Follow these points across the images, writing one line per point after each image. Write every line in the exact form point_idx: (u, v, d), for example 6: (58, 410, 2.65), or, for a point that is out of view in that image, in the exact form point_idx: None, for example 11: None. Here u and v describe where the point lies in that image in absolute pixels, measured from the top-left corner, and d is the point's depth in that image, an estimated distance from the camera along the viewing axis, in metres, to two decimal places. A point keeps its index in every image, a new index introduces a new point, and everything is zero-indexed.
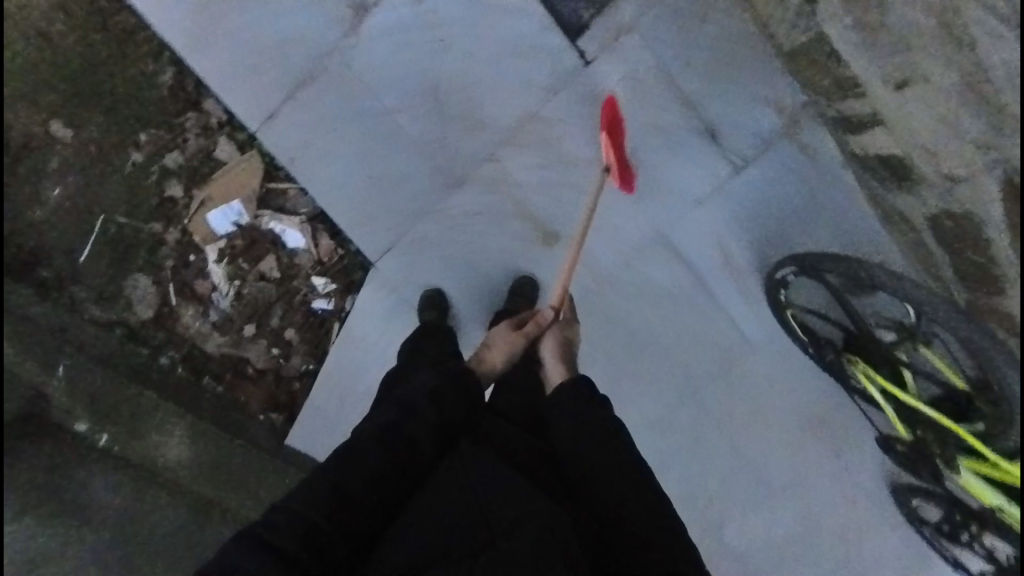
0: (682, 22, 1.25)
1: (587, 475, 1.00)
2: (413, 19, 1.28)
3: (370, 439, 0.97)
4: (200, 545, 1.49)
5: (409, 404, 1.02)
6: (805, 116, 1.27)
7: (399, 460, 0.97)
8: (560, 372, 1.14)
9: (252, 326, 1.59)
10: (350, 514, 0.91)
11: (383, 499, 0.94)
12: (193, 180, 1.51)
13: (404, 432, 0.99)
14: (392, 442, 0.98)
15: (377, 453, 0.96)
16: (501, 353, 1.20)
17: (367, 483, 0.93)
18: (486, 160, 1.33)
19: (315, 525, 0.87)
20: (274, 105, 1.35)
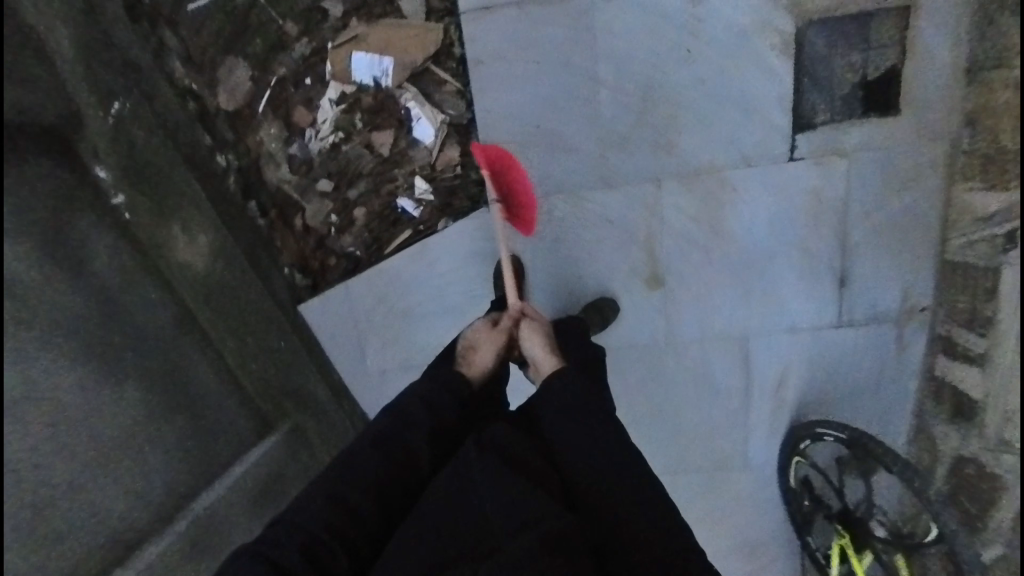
0: (893, 178, 1.24)
1: (594, 484, 0.91)
2: (678, 12, 1.20)
3: (367, 448, 0.94)
4: (178, 368, 1.30)
5: (403, 412, 0.99)
6: (919, 318, 1.34)
7: (397, 464, 0.94)
8: (548, 361, 1.07)
9: (327, 183, 1.47)
10: (354, 524, 0.88)
11: (386, 511, 0.92)
12: (358, 11, 1.36)
13: (397, 438, 0.96)
14: (385, 449, 0.95)
15: (375, 460, 0.93)
16: (489, 354, 1.12)
17: (368, 492, 0.91)
18: (649, 182, 1.30)
19: (318, 534, 0.84)
20: (496, 2, 1.25)
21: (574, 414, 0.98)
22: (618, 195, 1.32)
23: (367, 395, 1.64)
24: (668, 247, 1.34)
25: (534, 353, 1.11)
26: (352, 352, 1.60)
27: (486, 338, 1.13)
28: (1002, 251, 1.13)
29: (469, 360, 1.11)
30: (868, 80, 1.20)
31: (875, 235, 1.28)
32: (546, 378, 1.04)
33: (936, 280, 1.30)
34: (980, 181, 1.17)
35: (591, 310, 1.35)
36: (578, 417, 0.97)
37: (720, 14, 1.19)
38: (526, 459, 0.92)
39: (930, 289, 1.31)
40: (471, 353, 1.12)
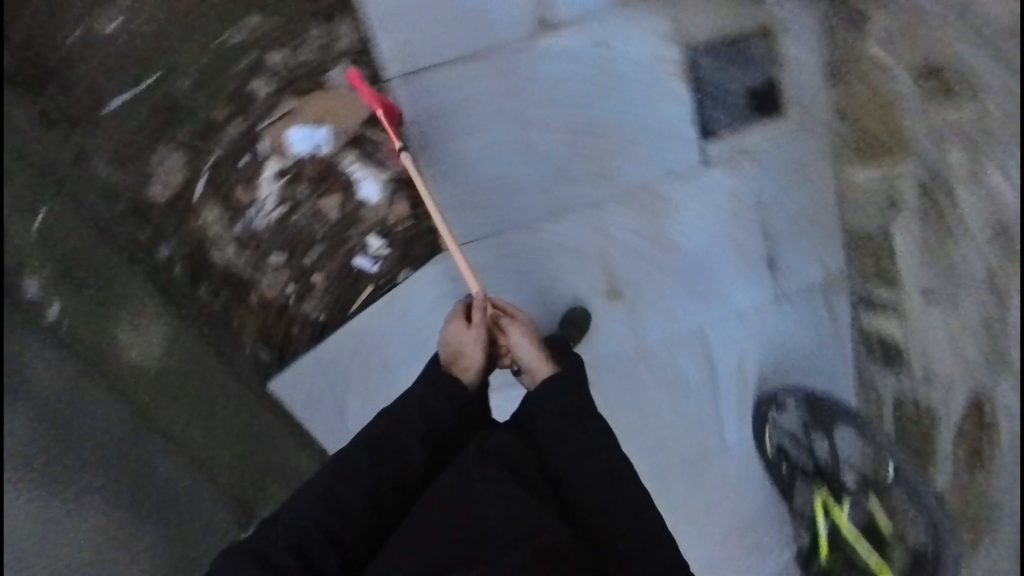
0: (791, 169, 1.43)
1: (581, 488, 1.00)
2: (587, 57, 1.34)
3: (365, 450, 1.02)
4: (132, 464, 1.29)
5: (399, 416, 1.05)
6: (840, 283, 1.48)
7: (394, 470, 1.01)
8: (540, 366, 1.18)
9: (280, 255, 1.47)
10: (348, 522, 0.96)
11: (381, 512, 0.99)
12: (287, 87, 1.40)
13: (394, 444, 1.02)
14: (383, 453, 1.01)
15: (371, 465, 1.00)
16: (478, 352, 1.20)
17: (366, 492, 0.98)
18: (590, 206, 1.42)
19: (309, 531, 0.93)
20: (427, 63, 1.34)
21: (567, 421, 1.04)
22: (565, 221, 1.43)
23: None
24: (619, 259, 1.46)
25: (527, 358, 1.20)
26: (330, 420, 1.51)
27: (476, 337, 1.22)
28: None
29: (461, 355, 1.19)
30: (756, 89, 1.39)
31: (790, 219, 1.46)
32: (541, 382, 1.13)
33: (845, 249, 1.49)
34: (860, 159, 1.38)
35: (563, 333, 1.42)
36: (571, 423, 1.04)
37: (623, 51, 1.35)
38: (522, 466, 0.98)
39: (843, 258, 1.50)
40: (461, 350, 1.20)
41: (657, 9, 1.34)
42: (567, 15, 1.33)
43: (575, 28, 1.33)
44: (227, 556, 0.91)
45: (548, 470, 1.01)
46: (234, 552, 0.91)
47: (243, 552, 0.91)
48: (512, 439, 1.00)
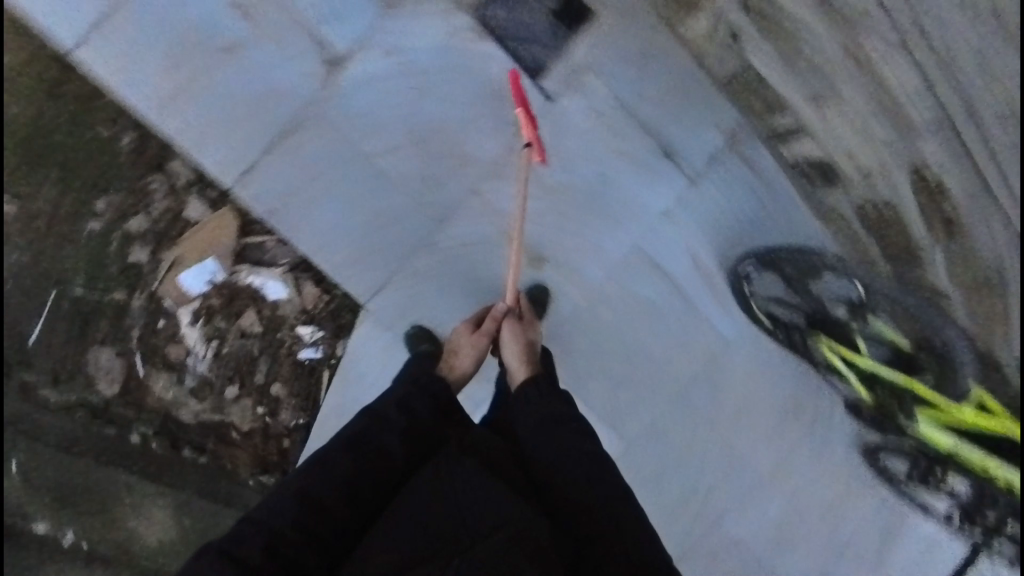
0: (633, 59, 1.38)
1: (557, 476, 1.08)
2: (388, 70, 1.32)
3: (344, 448, 1.05)
4: None
5: (381, 416, 1.10)
6: (745, 132, 1.41)
7: (374, 466, 1.05)
8: (521, 373, 1.24)
9: (234, 387, 1.52)
10: (325, 515, 1.00)
11: (360, 504, 1.03)
12: (162, 241, 1.45)
13: (377, 442, 1.07)
14: (364, 452, 1.06)
15: (353, 459, 1.04)
16: (467, 359, 1.29)
17: (344, 488, 1.02)
18: (469, 196, 1.40)
19: (286, 524, 0.96)
20: (253, 159, 1.34)
21: (539, 414, 1.14)
22: (455, 223, 1.41)
23: None
24: (524, 227, 1.44)
25: (511, 363, 1.28)
26: None
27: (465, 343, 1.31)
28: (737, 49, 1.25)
29: (449, 360, 1.29)
30: (555, 7, 1.33)
31: (658, 104, 1.41)
32: (522, 386, 1.20)
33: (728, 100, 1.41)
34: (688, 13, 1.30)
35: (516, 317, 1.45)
36: (544, 415, 1.14)
37: (415, 46, 1.32)
38: (498, 459, 1.09)
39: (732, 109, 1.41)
40: (451, 355, 1.30)
41: None
42: (346, 45, 1.30)
43: (360, 53, 1.31)
44: (198, 558, 0.93)
45: (525, 461, 1.12)
46: (206, 553, 0.93)
47: (210, 553, 0.93)
48: (488, 436, 1.13)
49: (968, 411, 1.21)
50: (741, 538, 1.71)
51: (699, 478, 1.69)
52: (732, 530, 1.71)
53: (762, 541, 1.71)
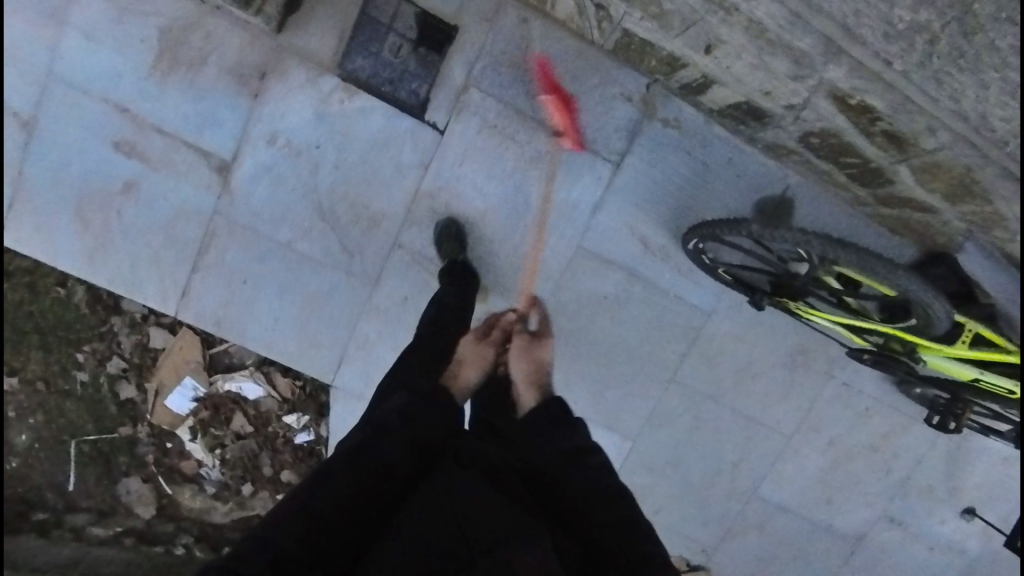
0: (511, 60, 1.28)
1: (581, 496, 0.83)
2: (274, 158, 1.30)
3: (341, 457, 0.76)
4: None
5: (382, 422, 0.80)
6: (655, 95, 1.30)
7: (371, 484, 0.75)
8: (529, 395, 0.96)
9: (248, 484, 1.60)
10: (323, 541, 0.70)
11: (352, 533, 0.72)
12: (141, 372, 1.54)
13: (375, 454, 0.77)
14: (365, 463, 0.76)
15: (346, 475, 0.75)
16: (475, 372, 0.97)
17: (346, 507, 0.73)
18: (393, 251, 1.36)
19: (279, 554, 0.67)
20: (182, 281, 1.35)
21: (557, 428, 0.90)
22: (389, 280, 1.38)
23: None
24: None
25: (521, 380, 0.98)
26: None
27: (471, 354, 1.00)
28: (609, 18, 1.12)
29: (453, 374, 0.96)
30: (415, 36, 1.26)
31: (553, 97, 1.30)
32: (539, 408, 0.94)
33: (626, 67, 1.28)
34: None
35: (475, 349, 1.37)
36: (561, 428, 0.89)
37: (291, 124, 1.29)
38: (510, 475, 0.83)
39: (634, 74, 1.29)
40: (454, 368, 0.98)
41: (284, 68, 1.26)
42: (228, 148, 1.30)
43: (245, 150, 1.30)
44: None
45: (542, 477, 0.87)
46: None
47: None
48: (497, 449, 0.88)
49: (969, 349, 1.10)
50: (784, 504, 1.60)
51: (721, 459, 1.57)
52: (772, 497, 1.59)
53: (807, 500, 1.60)
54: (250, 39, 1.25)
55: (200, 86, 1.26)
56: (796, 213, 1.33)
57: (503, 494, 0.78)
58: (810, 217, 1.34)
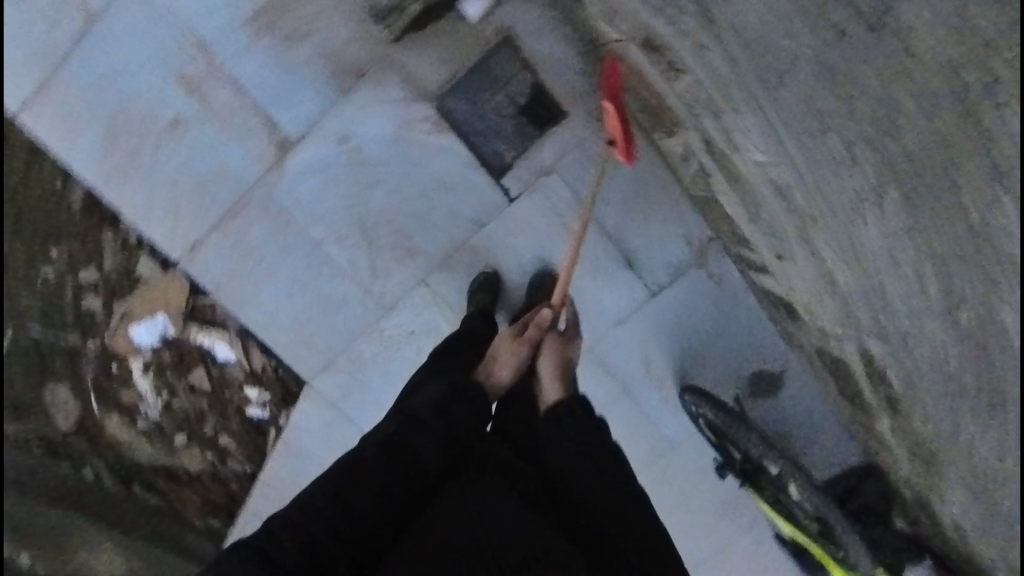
0: (600, 163, 1.28)
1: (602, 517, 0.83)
2: (337, 157, 1.25)
3: (375, 448, 0.78)
4: None
5: (415, 417, 0.81)
6: (713, 248, 1.35)
7: (404, 479, 0.77)
8: (552, 393, 0.90)
9: (184, 435, 1.56)
10: (356, 527, 0.74)
11: (386, 516, 0.76)
12: (114, 293, 1.46)
13: (410, 446, 0.78)
14: (397, 456, 0.78)
15: (380, 465, 0.77)
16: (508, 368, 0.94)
17: (376, 500, 0.76)
18: (419, 288, 1.35)
19: (316, 535, 0.72)
20: (198, 236, 1.30)
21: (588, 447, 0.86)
22: (403, 312, 1.36)
23: None
24: None
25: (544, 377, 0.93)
26: None
27: (502, 348, 0.96)
28: (706, 180, 1.15)
29: (487, 372, 0.93)
30: (523, 105, 1.23)
31: (622, 212, 1.33)
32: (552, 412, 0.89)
33: (699, 215, 1.32)
34: (661, 129, 1.15)
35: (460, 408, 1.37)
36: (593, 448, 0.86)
37: (367, 133, 1.24)
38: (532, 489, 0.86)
39: (701, 222, 1.33)
40: (488, 364, 0.94)
41: (383, 76, 1.21)
42: (295, 128, 1.23)
43: (312, 137, 1.24)
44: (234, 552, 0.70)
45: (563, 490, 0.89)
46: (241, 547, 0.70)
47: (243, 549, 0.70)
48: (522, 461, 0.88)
49: None
50: None
51: None
52: None
53: None
54: (359, 36, 1.19)
55: (291, 58, 1.19)
56: (783, 392, 1.39)
57: (524, 507, 0.80)
58: (793, 402, 1.39)
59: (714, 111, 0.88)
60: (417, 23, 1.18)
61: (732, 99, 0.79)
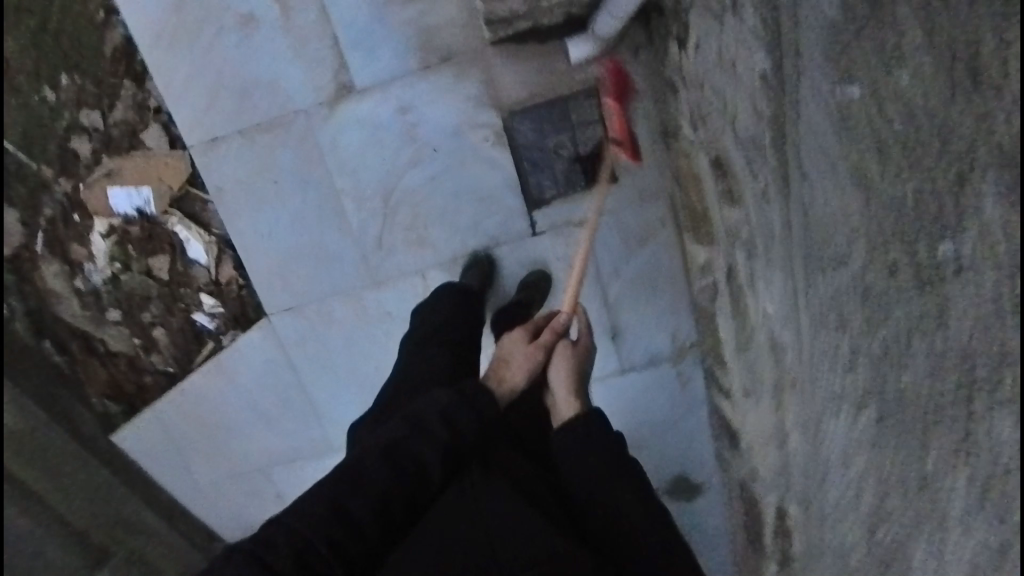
0: (626, 236, 1.28)
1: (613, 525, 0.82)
2: (392, 122, 1.23)
3: (376, 455, 0.75)
4: None
5: (417, 423, 0.78)
6: (690, 354, 1.38)
7: (405, 486, 0.75)
8: (571, 407, 0.88)
9: (119, 312, 1.49)
10: (353, 540, 0.71)
11: (386, 523, 0.73)
12: (106, 147, 1.36)
13: (413, 451, 0.76)
14: (400, 460, 0.75)
15: (382, 472, 0.74)
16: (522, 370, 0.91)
17: (374, 508, 0.72)
18: (413, 275, 1.34)
19: (316, 545, 0.69)
20: (220, 133, 1.25)
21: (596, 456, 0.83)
22: (388, 291, 1.36)
23: (204, 508, 1.61)
24: None
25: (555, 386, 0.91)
26: (179, 469, 1.56)
27: (512, 347, 0.93)
28: (712, 297, 1.19)
29: (496, 376, 0.90)
30: (582, 154, 1.24)
31: (627, 288, 1.32)
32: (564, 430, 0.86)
33: (693, 321, 1.34)
34: (693, 234, 1.19)
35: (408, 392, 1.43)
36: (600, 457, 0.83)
37: (430, 114, 1.22)
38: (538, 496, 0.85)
39: (692, 328, 1.35)
40: (497, 367, 0.91)
41: (467, 69, 1.18)
42: (364, 78, 1.20)
43: (375, 94, 1.21)
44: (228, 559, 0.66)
45: (567, 496, 0.88)
46: (234, 554, 0.66)
47: (238, 556, 0.66)
48: (523, 469, 0.88)
49: None
50: None
51: None
52: None
53: None
54: (462, 21, 1.16)
55: (388, 11, 1.16)
56: (696, 500, 1.48)
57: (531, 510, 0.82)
58: (700, 512, 1.48)
59: (749, 250, 0.92)
60: (521, 35, 1.15)
61: (770, 254, 0.83)
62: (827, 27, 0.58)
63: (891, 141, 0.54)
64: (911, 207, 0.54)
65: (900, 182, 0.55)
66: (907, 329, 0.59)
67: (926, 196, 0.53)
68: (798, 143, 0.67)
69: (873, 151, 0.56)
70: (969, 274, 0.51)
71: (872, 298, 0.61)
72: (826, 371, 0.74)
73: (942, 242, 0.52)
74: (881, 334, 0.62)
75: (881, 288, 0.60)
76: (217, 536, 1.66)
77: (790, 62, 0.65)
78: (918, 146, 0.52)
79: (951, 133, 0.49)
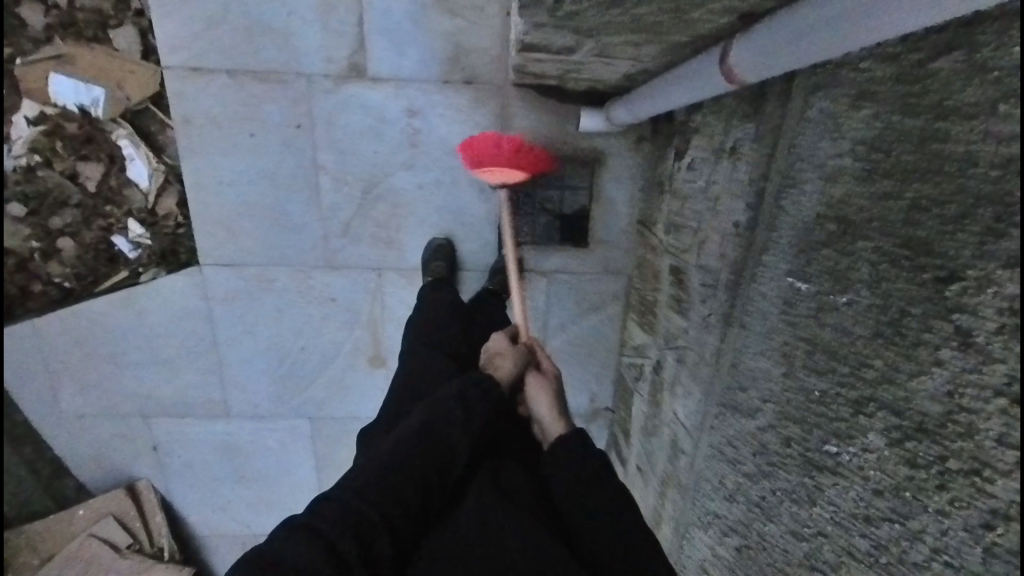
0: (581, 299, 1.34)
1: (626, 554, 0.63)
2: (398, 119, 1.20)
3: (407, 443, 0.65)
4: None
5: (440, 409, 0.69)
6: (601, 418, 1.48)
7: (431, 474, 0.65)
8: (558, 425, 0.74)
9: (21, 207, 1.24)
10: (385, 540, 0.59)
11: (413, 516, 0.63)
12: (64, 28, 1.18)
13: (439, 441, 0.67)
14: (428, 447, 0.66)
15: (409, 461, 0.64)
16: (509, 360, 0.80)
17: (406, 507, 0.62)
18: (371, 271, 1.32)
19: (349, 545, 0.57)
20: (207, 63, 1.14)
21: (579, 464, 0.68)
22: (339, 277, 1.32)
23: (61, 438, 1.44)
24: (389, 331, 1.39)
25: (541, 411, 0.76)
26: (42, 392, 1.39)
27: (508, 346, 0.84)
28: (634, 378, 1.30)
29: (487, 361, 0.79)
30: (565, 214, 1.26)
31: (568, 347, 1.38)
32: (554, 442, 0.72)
33: (613, 389, 1.44)
34: (637, 318, 1.28)
35: (332, 378, 1.43)
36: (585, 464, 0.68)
37: (435, 126, 1.21)
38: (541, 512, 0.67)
39: (610, 396, 1.45)
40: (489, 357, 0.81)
41: (484, 98, 1.19)
42: (384, 67, 1.16)
43: (387, 87, 1.17)
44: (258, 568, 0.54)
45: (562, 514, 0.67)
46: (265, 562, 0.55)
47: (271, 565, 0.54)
48: (521, 475, 0.70)
49: None
50: None
51: None
52: None
53: None
54: (495, 53, 1.16)
55: (427, 14, 1.13)
56: None
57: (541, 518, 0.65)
58: None
59: (680, 356, 1.01)
60: (544, 87, 1.17)
61: (695, 373, 0.92)
62: (796, 229, 0.64)
63: (816, 344, 0.60)
64: (817, 406, 0.61)
65: (816, 380, 0.60)
66: (788, 497, 0.67)
67: (828, 400, 0.58)
68: (747, 299, 0.75)
69: (801, 349, 0.62)
70: (857, 470, 0.56)
71: (766, 455, 0.71)
72: (711, 489, 0.87)
73: (830, 445, 0.59)
74: (763, 486, 0.72)
75: (775, 452, 0.69)
76: (67, 473, 1.50)
77: (762, 234, 0.72)
78: (837, 360, 0.57)
79: (864, 363, 0.53)
